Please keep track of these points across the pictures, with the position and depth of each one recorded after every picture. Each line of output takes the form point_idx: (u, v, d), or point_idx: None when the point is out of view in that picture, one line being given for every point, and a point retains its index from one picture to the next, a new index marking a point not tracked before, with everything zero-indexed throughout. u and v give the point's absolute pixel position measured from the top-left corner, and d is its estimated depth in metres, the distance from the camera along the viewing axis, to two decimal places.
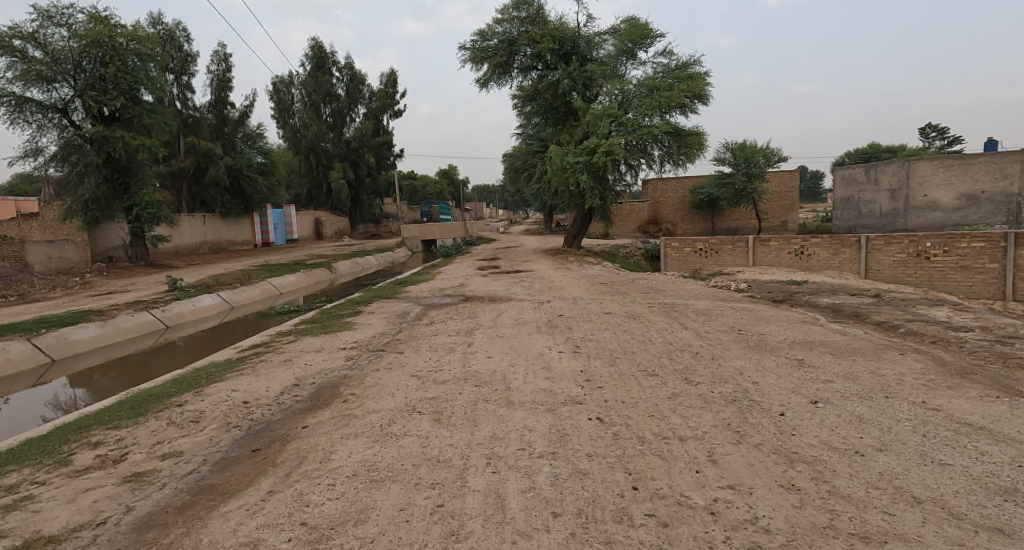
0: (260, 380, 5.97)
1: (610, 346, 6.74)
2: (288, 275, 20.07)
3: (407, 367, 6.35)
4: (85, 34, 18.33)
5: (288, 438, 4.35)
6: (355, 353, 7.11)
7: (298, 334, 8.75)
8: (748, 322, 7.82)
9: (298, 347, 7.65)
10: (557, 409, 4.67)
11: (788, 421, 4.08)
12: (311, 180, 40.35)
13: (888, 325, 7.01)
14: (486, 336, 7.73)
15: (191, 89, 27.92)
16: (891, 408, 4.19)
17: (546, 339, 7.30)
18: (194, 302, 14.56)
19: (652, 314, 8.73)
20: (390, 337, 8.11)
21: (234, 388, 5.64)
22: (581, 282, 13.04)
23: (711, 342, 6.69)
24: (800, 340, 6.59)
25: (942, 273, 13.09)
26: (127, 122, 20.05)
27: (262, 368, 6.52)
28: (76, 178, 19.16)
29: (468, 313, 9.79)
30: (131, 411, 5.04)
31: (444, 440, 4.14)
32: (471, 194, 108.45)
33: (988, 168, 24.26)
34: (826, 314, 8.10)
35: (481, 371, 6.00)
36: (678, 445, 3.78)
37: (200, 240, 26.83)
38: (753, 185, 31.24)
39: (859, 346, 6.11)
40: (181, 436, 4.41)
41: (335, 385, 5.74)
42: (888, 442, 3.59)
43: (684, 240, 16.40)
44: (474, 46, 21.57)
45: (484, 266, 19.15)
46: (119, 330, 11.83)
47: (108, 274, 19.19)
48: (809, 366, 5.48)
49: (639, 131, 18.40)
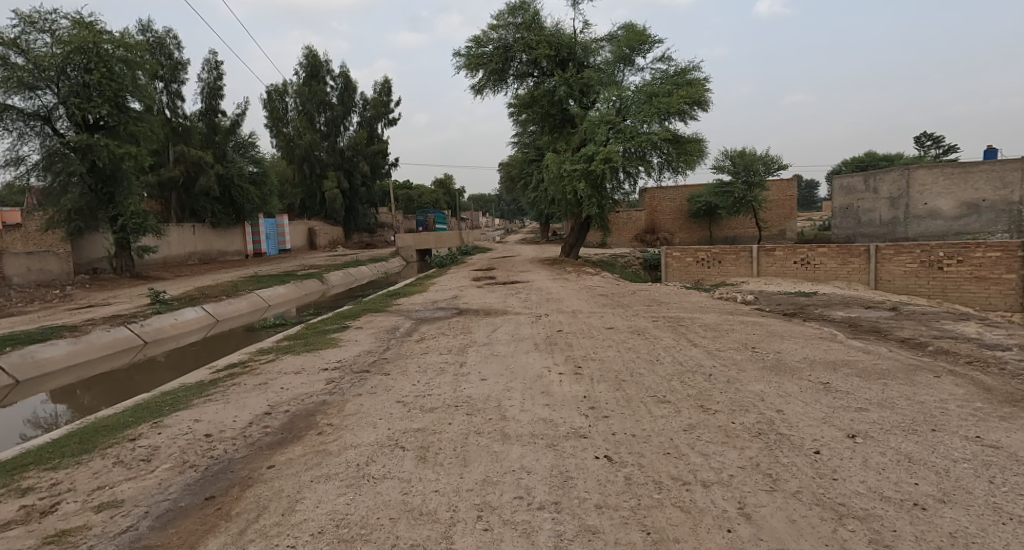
0: (228, 407, 5.35)
1: (614, 366, 6.20)
2: (277, 286, 19.46)
3: (392, 392, 5.76)
4: (68, 40, 17.86)
5: (248, 482, 3.76)
6: (337, 376, 6.51)
7: (279, 352, 8.15)
8: (760, 338, 7.30)
9: (276, 368, 7.04)
10: (558, 443, 4.12)
11: (827, 462, 3.52)
12: (305, 189, 39.84)
13: (917, 342, 6.48)
14: (480, 355, 7.15)
15: (181, 97, 27.37)
16: (942, 445, 3.67)
17: (546, 359, 6.73)
18: (175, 316, 13.92)
19: (657, 329, 8.20)
20: (377, 356, 7.52)
21: (198, 417, 5.04)
22: (581, 294, 12.53)
23: (725, 362, 6.16)
24: (822, 360, 6.04)
25: (956, 283, 12.59)
26: (112, 130, 19.55)
27: (232, 394, 5.90)
28: (59, 187, 18.70)
29: (462, 328, 9.24)
30: (79, 446, 4.46)
31: (429, 485, 3.57)
32: (468, 204, 108.26)
33: (988, 176, 23.84)
34: (844, 330, 7.59)
35: (473, 397, 5.44)
36: (702, 494, 3.23)
37: (189, 251, 26.21)
38: (753, 193, 30.64)
39: (888, 368, 5.58)
40: (127, 479, 3.82)
41: (311, 414, 5.16)
42: (950, 491, 3.07)
43: (686, 249, 15.96)
44: (469, 52, 21.15)
45: (480, 276, 18.62)
46: (92, 346, 11.18)
47: (91, 286, 18.52)
48: (837, 391, 4.94)
49: (638, 138, 17.98)
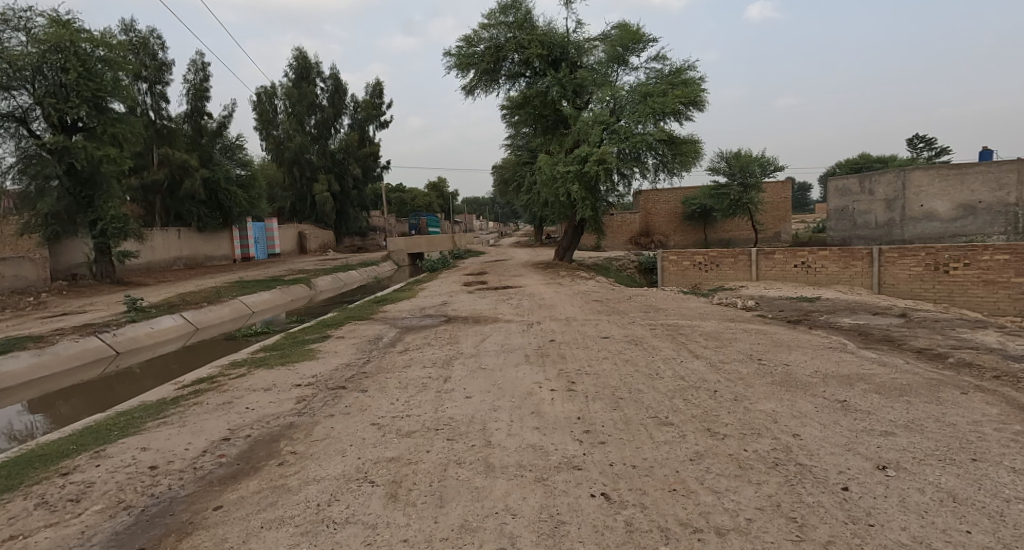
0: (182, 433, 4.79)
1: (611, 381, 5.71)
2: (262, 292, 18.84)
3: (368, 413, 5.23)
4: (44, 38, 17.24)
5: (188, 528, 3.24)
6: (310, 394, 5.98)
7: (251, 366, 7.59)
8: (765, 349, 6.83)
9: (245, 385, 6.49)
10: (548, 477, 3.61)
11: (860, 503, 3.04)
12: (295, 193, 39.18)
13: (936, 353, 6.02)
14: (466, 369, 6.63)
15: (165, 99, 26.72)
16: (989, 479, 3.19)
17: (536, 373, 6.23)
18: (151, 324, 13.32)
19: (655, 339, 7.73)
20: (355, 369, 6.99)
21: (146, 445, 4.49)
22: (574, 300, 12.07)
23: (731, 377, 5.65)
24: (835, 373, 5.57)
25: (963, 287, 12.21)
26: (91, 131, 18.90)
27: (191, 415, 5.36)
28: (36, 191, 18.00)
29: (448, 337, 8.73)
30: (3, 483, 3.90)
31: (397, 533, 3.07)
32: (460, 206, 107.38)
33: (984, 177, 23.57)
34: (854, 339, 7.15)
35: (456, 418, 4.92)
36: (717, 545, 2.74)
37: (173, 255, 25.55)
38: (750, 196, 30.29)
39: (908, 383, 5.11)
40: (47, 526, 3.29)
41: (274, 439, 4.64)
42: (1012, 543, 2.59)
43: (683, 253, 15.54)
44: (460, 52, 20.67)
45: (471, 281, 18.07)
46: (59, 358, 10.59)
47: (68, 293, 17.86)
48: (856, 411, 4.47)
49: (633, 138, 17.57)
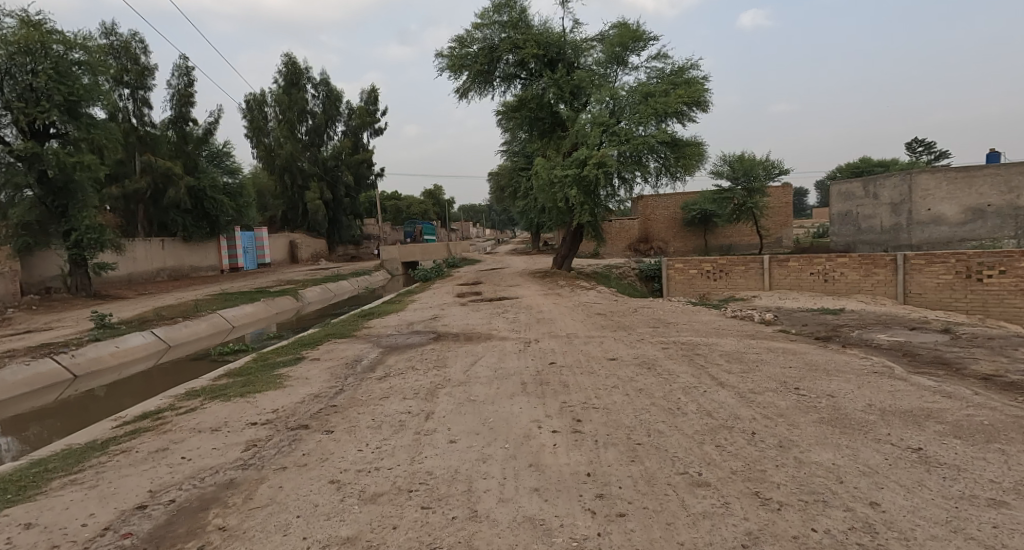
0: (90, 497, 3.81)
1: (624, 420, 4.74)
2: (245, 305, 17.83)
3: (329, 466, 4.23)
4: (13, 39, 16.18)
5: None
6: (265, 437, 4.98)
7: (206, 398, 6.56)
8: (801, 375, 5.85)
9: (191, 424, 5.50)
10: None
11: None
12: (285, 201, 38.20)
13: (1009, 382, 5.07)
14: (452, 402, 5.62)
15: (148, 104, 25.71)
16: None
17: (534, 408, 5.23)
18: (117, 342, 12.24)
19: (670, 361, 6.76)
20: (323, 401, 6.00)
21: (33, 520, 3.50)
22: (575, 313, 11.14)
23: (768, 414, 4.70)
24: (895, 409, 4.61)
25: (998, 297, 11.36)
26: (64, 137, 17.84)
27: (111, 469, 4.36)
28: (5, 201, 16.92)
29: (436, 359, 7.77)
30: None
31: None
32: (457, 214, 106.34)
33: (993, 180, 22.81)
34: (900, 360, 6.23)
35: (435, 474, 3.95)
36: None
37: (157, 266, 24.50)
38: (753, 200, 29.44)
39: (990, 423, 4.16)
40: None
41: (202, 507, 3.64)
42: None
43: (689, 261, 14.58)
44: (452, 53, 19.80)
45: (465, 291, 17.11)
46: (6, 385, 9.54)
47: (37, 308, 16.76)
48: (943, 467, 3.51)
49: (633, 140, 16.68)
